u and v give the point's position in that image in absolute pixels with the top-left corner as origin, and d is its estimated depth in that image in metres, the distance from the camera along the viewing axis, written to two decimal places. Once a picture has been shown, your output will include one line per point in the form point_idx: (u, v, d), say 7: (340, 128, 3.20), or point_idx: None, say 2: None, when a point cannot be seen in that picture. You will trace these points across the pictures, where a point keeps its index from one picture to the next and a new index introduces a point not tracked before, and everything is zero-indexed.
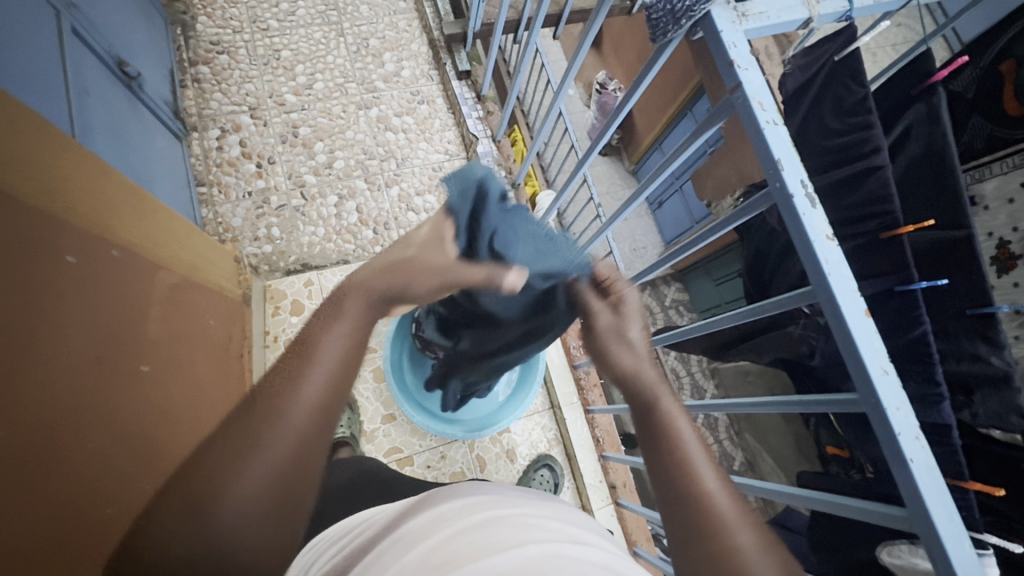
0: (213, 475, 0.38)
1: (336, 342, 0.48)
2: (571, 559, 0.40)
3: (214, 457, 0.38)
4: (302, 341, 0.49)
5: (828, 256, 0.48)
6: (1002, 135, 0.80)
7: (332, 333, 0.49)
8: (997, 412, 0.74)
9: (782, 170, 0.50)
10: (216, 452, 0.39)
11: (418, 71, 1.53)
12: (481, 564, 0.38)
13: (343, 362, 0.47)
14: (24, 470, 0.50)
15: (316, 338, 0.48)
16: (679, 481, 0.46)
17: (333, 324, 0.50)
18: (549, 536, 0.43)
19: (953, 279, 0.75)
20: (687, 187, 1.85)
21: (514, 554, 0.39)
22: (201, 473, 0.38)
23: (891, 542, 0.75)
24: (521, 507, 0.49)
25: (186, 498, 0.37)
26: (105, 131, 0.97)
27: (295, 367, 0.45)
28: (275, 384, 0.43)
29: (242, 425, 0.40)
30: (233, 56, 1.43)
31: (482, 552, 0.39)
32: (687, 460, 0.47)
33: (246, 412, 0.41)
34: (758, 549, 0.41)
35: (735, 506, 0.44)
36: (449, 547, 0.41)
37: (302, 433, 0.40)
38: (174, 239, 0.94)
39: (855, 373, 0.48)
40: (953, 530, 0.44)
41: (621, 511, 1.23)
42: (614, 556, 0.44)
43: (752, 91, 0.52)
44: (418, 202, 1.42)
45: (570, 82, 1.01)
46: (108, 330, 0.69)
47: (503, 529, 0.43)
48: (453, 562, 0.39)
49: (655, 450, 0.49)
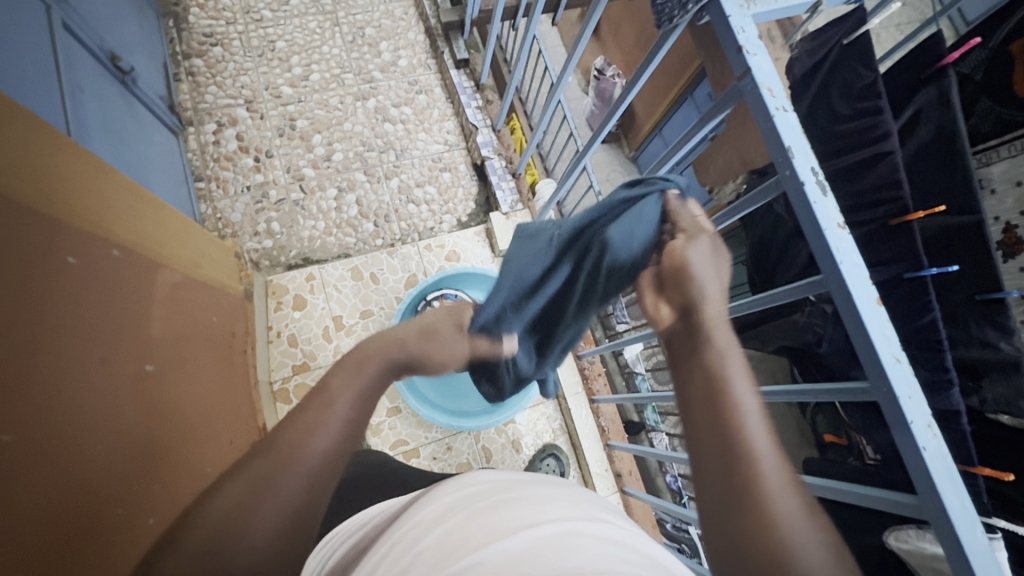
0: (231, 513, 0.44)
1: (349, 399, 0.57)
2: (588, 536, 0.40)
3: (228, 498, 0.45)
4: (318, 391, 0.57)
5: (839, 244, 0.48)
6: (1010, 116, 0.79)
7: (346, 389, 0.58)
8: (1005, 397, 0.74)
9: (792, 158, 0.49)
10: (229, 495, 0.46)
11: (415, 61, 1.51)
12: (494, 550, 0.38)
13: (350, 424, 0.55)
14: (37, 477, 0.51)
15: (325, 392, 0.56)
16: (728, 434, 0.46)
17: (349, 380, 0.59)
18: (563, 514, 0.44)
19: (963, 265, 0.74)
20: (689, 173, 1.83)
21: (527, 535, 0.40)
22: (211, 513, 0.45)
23: (898, 527, 0.75)
24: (536, 489, 0.49)
25: (206, 533, 0.43)
26: (101, 128, 0.96)
27: (310, 419, 0.53)
28: (285, 437, 0.50)
29: (257, 468, 0.47)
30: (226, 48, 1.41)
31: (494, 535, 0.40)
32: (736, 415, 0.47)
33: (262, 457, 0.48)
34: (797, 514, 0.42)
35: (782, 471, 0.44)
36: (462, 532, 0.42)
37: (312, 482, 0.48)
38: (175, 236, 0.93)
39: (867, 361, 0.47)
40: (964, 517, 0.44)
41: (628, 499, 1.24)
42: (629, 532, 0.44)
43: (761, 77, 0.51)
44: (418, 194, 1.41)
45: (571, 72, 0.99)
46: (111, 330, 0.69)
47: (517, 510, 0.44)
48: (466, 547, 0.40)
49: (706, 401, 0.50)
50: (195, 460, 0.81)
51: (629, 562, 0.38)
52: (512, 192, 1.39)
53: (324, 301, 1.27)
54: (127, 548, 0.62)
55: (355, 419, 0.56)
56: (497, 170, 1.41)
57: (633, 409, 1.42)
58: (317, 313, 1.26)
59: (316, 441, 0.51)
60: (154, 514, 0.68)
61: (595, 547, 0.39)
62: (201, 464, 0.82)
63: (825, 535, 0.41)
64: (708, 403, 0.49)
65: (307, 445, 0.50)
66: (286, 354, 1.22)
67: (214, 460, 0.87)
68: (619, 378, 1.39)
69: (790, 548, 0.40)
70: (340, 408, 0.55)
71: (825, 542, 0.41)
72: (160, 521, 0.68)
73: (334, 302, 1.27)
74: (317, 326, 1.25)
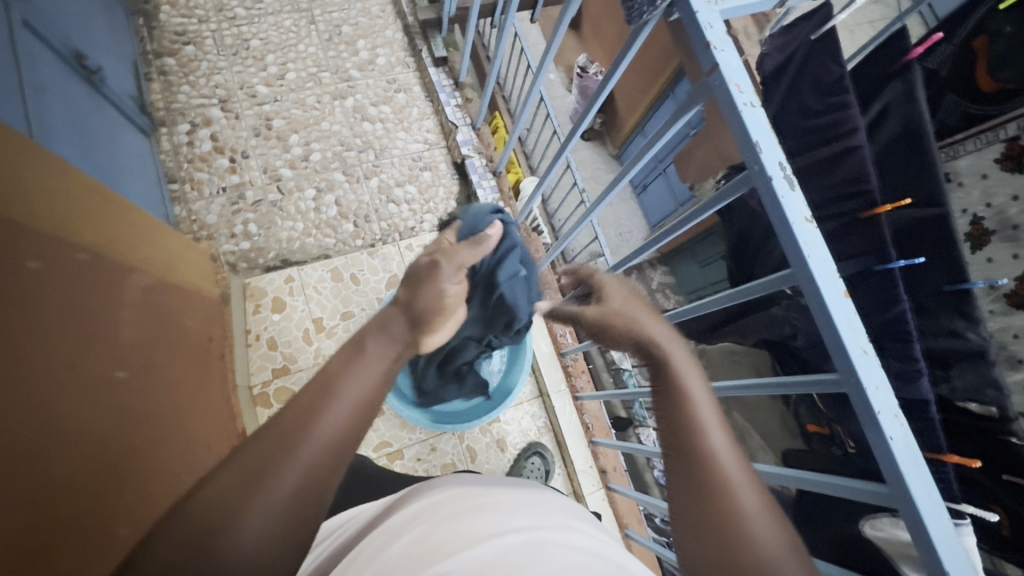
0: (221, 510, 0.36)
1: (362, 379, 0.46)
2: (556, 544, 0.41)
3: (223, 488, 0.37)
4: (318, 372, 0.46)
5: (806, 238, 0.48)
6: (976, 111, 0.81)
7: (354, 374, 0.46)
8: (974, 385, 0.76)
9: (760, 153, 0.49)
10: (216, 493, 0.37)
11: (394, 59, 1.50)
12: (462, 557, 0.38)
13: (360, 406, 0.45)
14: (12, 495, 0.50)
15: (342, 366, 0.47)
16: (681, 432, 0.45)
17: (358, 359, 0.48)
18: (534, 523, 0.44)
19: (930, 258, 0.75)
20: (671, 170, 1.85)
21: (499, 543, 0.40)
22: (199, 506, 0.37)
23: (874, 516, 0.76)
24: (503, 496, 0.50)
25: (197, 523, 0.36)
26: (66, 130, 0.93)
27: (312, 402, 0.42)
28: (294, 414, 0.41)
29: (254, 454, 0.39)
30: (199, 47, 1.38)
31: (466, 542, 0.40)
32: (686, 407, 0.46)
33: (261, 441, 0.40)
34: (761, 510, 0.41)
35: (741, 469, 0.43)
36: (432, 538, 0.42)
37: (311, 481, 0.39)
38: (146, 239, 0.91)
39: (835, 352, 0.48)
40: (931, 504, 0.45)
41: (613, 495, 1.23)
42: (597, 539, 0.45)
43: (729, 72, 0.51)
44: (398, 193, 1.40)
45: (549, 65, 0.99)
46: (76, 336, 0.67)
47: (487, 519, 0.44)
48: (436, 554, 0.40)
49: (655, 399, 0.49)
50: (170, 468, 0.79)
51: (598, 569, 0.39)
52: (493, 190, 1.38)
53: (304, 303, 1.25)
54: (97, 561, 0.60)
55: (366, 403, 0.45)
56: (478, 168, 1.40)
57: (620, 405, 1.45)
58: (297, 315, 1.24)
59: (329, 419, 0.42)
60: (127, 524, 0.66)
61: (563, 556, 0.39)
62: (176, 472, 0.80)
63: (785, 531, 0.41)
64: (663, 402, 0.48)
65: (318, 426, 0.41)
66: (265, 357, 1.20)
67: (191, 467, 0.85)
68: (605, 375, 1.43)
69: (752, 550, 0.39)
70: (349, 386, 0.45)
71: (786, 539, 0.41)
72: (133, 531, 0.67)
73: (314, 305, 1.25)
74: (297, 329, 1.23)
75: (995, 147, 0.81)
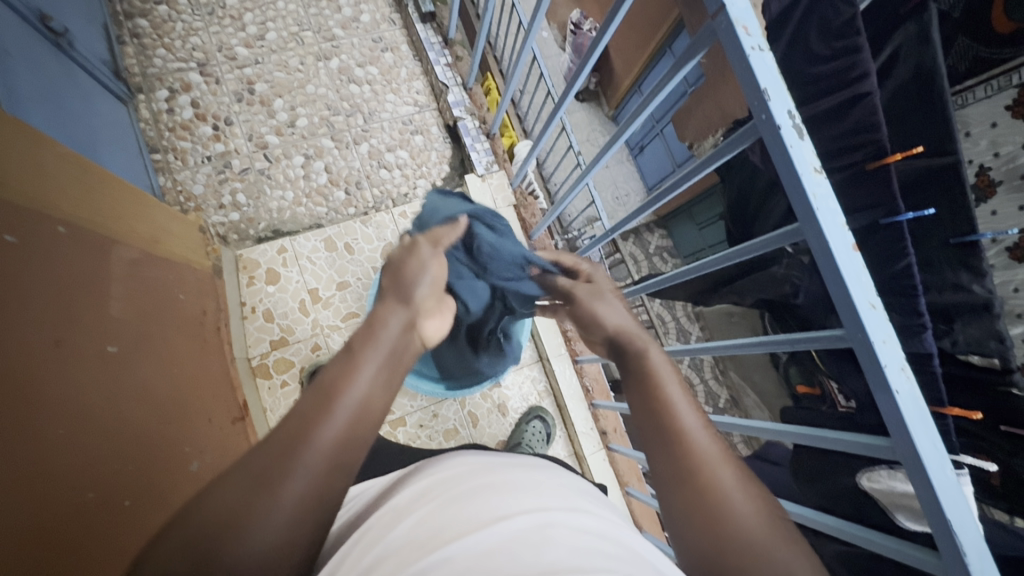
0: (233, 517, 0.42)
1: (360, 385, 0.52)
2: (563, 527, 0.41)
3: (237, 488, 0.43)
4: (319, 381, 0.52)
5: (816, 190, 0.46)
6: (987, 55, 0.77)
7: (353, 379, 0.53)
8: (977, 339, 0.75)
9: (768, 102, 0.47)
10: (227, 497, 0.43)
11: (379, 16, 1.42)
12: (469, 541, 0.39)
13: (360, 411, 0.51)
14: (20, 481, 0.51)
15: (338, 375, 0.53)
16: (661, 420, 0.52)
17: (359, 360, 0.55)
18: (541, 504, 0.44)
19: (939, 209, 0.74)
20: (668, 130, 1.80)
21: (503, 528, 0.40)
22: (205, 516, 0.42)
23: (871, 469, 0.76)
24: (512, 474, 0.50)
25: (212, 521, 0.41)
26: (37, 99, 0.89)
27: (315, 407, 0.49)
28: (289, 423, 0.48)
29: (266, 456, 0.45)
30: (172, 6, 1.31)
31: (471, 525, 0.41)
32: (669, 402, 0.53)
33: (270, 446, 0.46)
34: (737, 485, 0.47)
35: (716, 447, 0.50)
36: (435, 522, 0.43)
37: (319, 480, 0.45)
38: (129, 211, 0.88)
39: (843, 309, 0.47)
40: (934, 456, 0.45)
41: (613, 455, 1.25)
42: (608, 522, 0.45)
43: (736, 14, 0.48)
44: (389, 158, 1.36)
45: (540, 21, 0.94)
46: (61, 311, 0.65)
47: (493, 500, 0.44)
48: (442, 537, 0.40)
49: (643, 397, 0.55)
50: (173, 442, 0.79)
51: (607, 555, 0.39)
52: (487, 153, 1.34)
53: (298, 274, 1.23)
54: (104, 540, 0.60)
55: (370, 402, 0.53)
56: (470, 130, 1.35)
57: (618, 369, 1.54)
58: (292, 286, 1.22)
59: (330, 428, 0.48)
60: (130, 496, 0.67)
61: (572, 540, 0.39)
62: (179, 444, 0.81)
63: (759, 499, 0.47)
64: (644, 397, 0.55)
65: (319, 433, 0.47)
66: (262, 330, 1.19)
67: (194, 440, 0.85)
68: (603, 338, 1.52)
69: (728, 513, 0.45)
70: (351, 393, 0.51)
71: (762, 507, 0.46)
72: (137, 502, 0.67)
73: (308, 276, 1.23)
74: (293, 300, 1.22)
75: (1005, 94, 0.79)
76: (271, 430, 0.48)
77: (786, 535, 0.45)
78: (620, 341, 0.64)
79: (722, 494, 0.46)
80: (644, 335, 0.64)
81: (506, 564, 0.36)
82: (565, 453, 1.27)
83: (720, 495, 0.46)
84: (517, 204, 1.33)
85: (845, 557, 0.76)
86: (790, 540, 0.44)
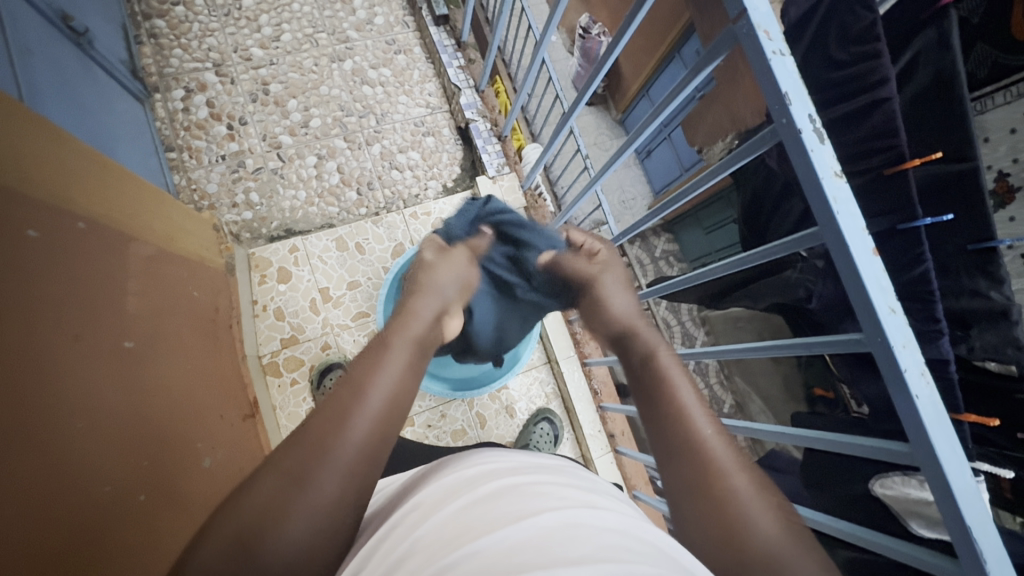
0: (268, 513, 0.43)
1: (386, 383, 0.53)
2: (590, 527, 0.41)
3: (268, 487, 0.44)
4: (347, 379, 0.53)
5: (836, 194, 0.46)
6: (1006, 62, 0.77)
7: (380, 375, 0.53)
8: (993, 345, 0.75)
9: (789, 105, 0.47)
10: (260, 497, 0.44)
11: (392, 18, 1.43)
12: (495, 538, 0.39)
13: (389, 408, 0.52)
14: (41, 475, 0.52)
15: (362, 375, 0.53)
16: (671, 427, 0.53)
17: (382, 359, 0.56)
18: (564, 502, 0.44)
19: (957, 214, 0.74)
20: (677, 134, 1.79)
21: (527, 525, 0.40)
22: (237, 516, 0.43)
23: (883, 475, 0.76)
24: (533, 472, 0.50)
25: (245, 520, 0.42)
26: (57, 96, 0.90)
27: (345, 402, 0.50)
28: (317, 422, 0.48)
29: (295, 456, 0.45)
30: (189, 7, 1.32)
31: (496, 522, 0.41)
32: (682, 406, 0.54)
33: (298, 445, 0.46)
34: (748, 486, 0.47)
35: (728, 450, 0.50)
36: (460, 520, 0.43)
37: (349, 476, 0.46)
38: (145, 208, 0.89)
39: (864, 312, 0.47)
40: (955, 462, 0.45)
41: (620, 458, 1.25)
42: (632, 521, 0.45)
43: (758, 18, 0.48)
44: (401, 159, 1.36)
45: (552, 32, 0.94)
46: (80, 307, 0.66)
47: (515, 497, 0.44)
48: (466, 535, 0.40)
49: (653, 402, 0.56)
50: (186, 439, 0.80)
51: (633, 551, 0.39)
52: (498, 155, 1.35)
53: (309, 273, 1.24)
54: (119, 534, 0.61)
55: (397, 397, 0.53)
56: (482, 133, 1.36)
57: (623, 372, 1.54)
58: (303, 285, 1.23)
59: (355, 427, 0.48)
60: (144, 490, 0.67)
61: (597, 539, 0.39)
62: (192, 439, 0.81)
63: (770, 499, 0.47)
64: (655, 404, 0.56)
65: (346, 432, 0.47)
66: (273, 328, 1.20)
67: (207, 436, 0.86)
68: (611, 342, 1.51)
69: (740, 514, 0.45)
70: (378, 389, 0.52)
71: (774, 506, 0.46)
72: (151, 496, 0.68)
73: (319, 275, 1.24)
74: (304, 299, 1.22)
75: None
76: (300, 427, 0.48)
77: (797, 542, 0.44)
78: (628, 347, 0.66)
79: (733, 495, 0.46)
80: (658, 340, 0.65)
81: (533, 559, 0.36)
82: (573, 456, 1.27)
83: (732, 496, 0.46)
84: (527, 207, 1.33)
85: (857, 563, 0.76)
86: (812, 548, 0.44)
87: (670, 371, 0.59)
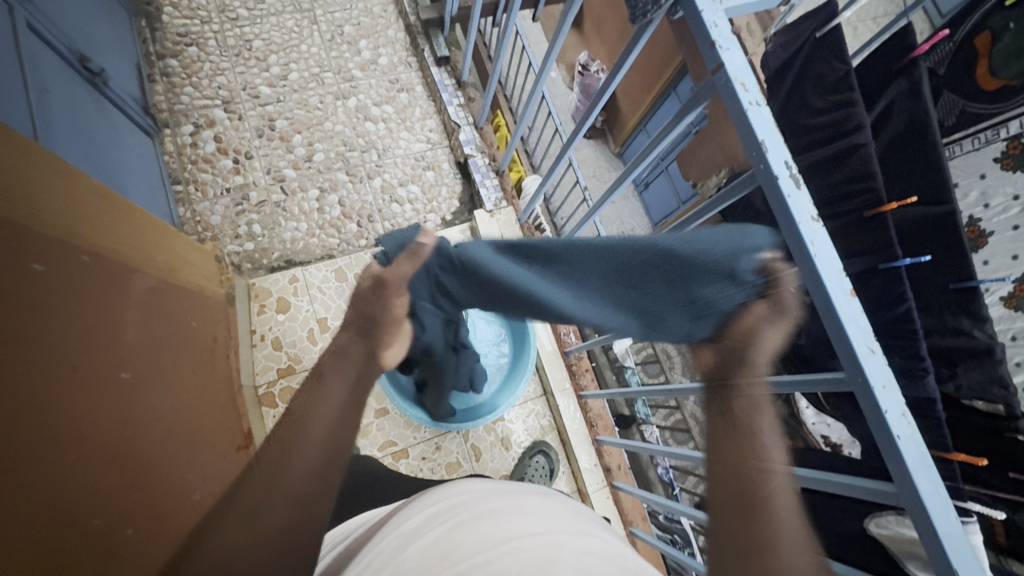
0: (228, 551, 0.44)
1: (328, 404, 0.53)
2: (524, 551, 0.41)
3: (223, 532, 0.45)
4: (292, 414, 0.55)
5: (813, 237, 0.48)
6: (977, 109, 0.89)
7: (318, 405, 0.54)
8: (979, 383, 0.76)
9: (766, 152, 0.49)
10: (219, 536, 0.45)
11: (396, 58, 1.49)
12: (475, 564, 0.40)
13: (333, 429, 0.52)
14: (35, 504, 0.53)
15: (308, 406, 0.54)
16: (750, 487, 0.50)
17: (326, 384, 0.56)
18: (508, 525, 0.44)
19: (935, 256, 0.76)
20: (673, 168, 1.82)
21: (487, 553, 0.40)
22: (207, 557, 0.44)
23: (879, 515, 0.74)
24: (500, 498, 0.50)
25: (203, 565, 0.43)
26: (69, 133, 0.93)
27: (286, 437, 0.51)
28: (267, 455, 0.50)
29: (248, 493, 0.47)
30: (202, 48, 1.38)
31: (476, 548, 0.41)
32: (765, 458, 0.51)
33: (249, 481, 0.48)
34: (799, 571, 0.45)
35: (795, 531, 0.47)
36: (443, 546, 0.43)
37: (300, 498, 0.47)
38: (150, 240, 0.91)
39: (844, 353, 0.48)
40: (938, 502, 0.45)
41: (617, 493, 1.23)
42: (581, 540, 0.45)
43: (735, 71, 0.51)
44: (401, 193, 1.40)
45: (552, 64, 0.97)
46: (79, 339, 0.67)
47: (492, 523, 0.45)
48: (448, 560, 0.41)
49: (740, 452, 0.52)
50: (176, 467, 0.80)
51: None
52: (496, 189, 1.38)
53: (308, 303, 1.25)
54: (106, 565, 0.60)
55: (345, 420, 0.53)
56: (480, 167, 1.39)
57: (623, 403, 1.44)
58: (301, 315, 1.24)
59: (302, 450, 0.49)
60: (133, 524, 0.67)
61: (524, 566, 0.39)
62: (182, 470, 0.81)
63: None
64: (738, 457, 0.52)
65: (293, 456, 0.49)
66: (270, 357, 1.21)
67: (198, 467, 0.86)
68: (608, 372, 1.41)
69: None
70: (320, 413, 0.53)
71: None
72: (139, 530, 0.67)
73: (318, 305, 1.26)
74: (302, 329, 1.24)
75: (995, 147, 0.92)
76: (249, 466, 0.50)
77: None
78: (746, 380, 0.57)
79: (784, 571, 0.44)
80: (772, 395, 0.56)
81: None
82: (568, 490, 1.25)
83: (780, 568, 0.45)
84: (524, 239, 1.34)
85: None
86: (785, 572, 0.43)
87: (766, 430, 0.54)
